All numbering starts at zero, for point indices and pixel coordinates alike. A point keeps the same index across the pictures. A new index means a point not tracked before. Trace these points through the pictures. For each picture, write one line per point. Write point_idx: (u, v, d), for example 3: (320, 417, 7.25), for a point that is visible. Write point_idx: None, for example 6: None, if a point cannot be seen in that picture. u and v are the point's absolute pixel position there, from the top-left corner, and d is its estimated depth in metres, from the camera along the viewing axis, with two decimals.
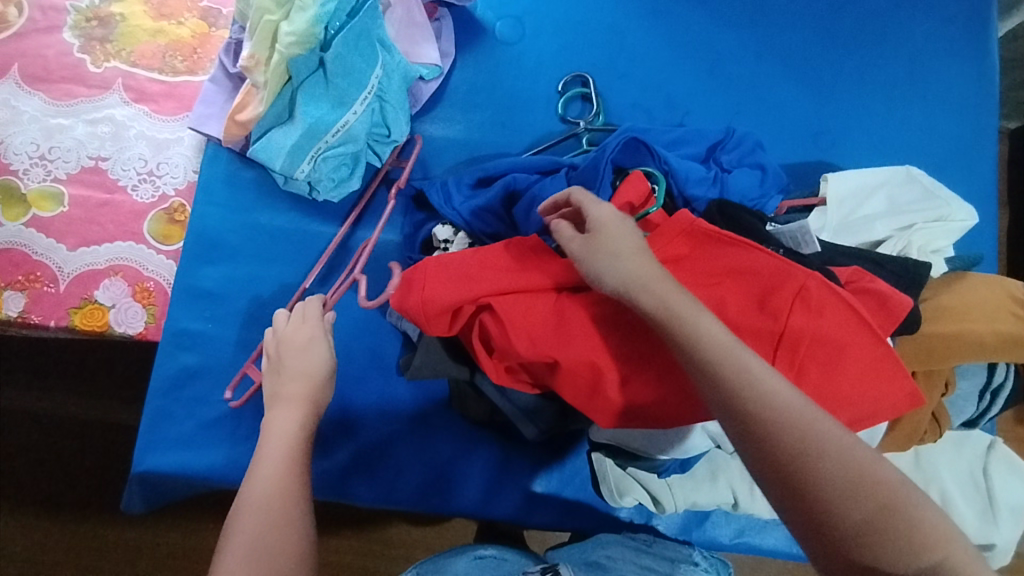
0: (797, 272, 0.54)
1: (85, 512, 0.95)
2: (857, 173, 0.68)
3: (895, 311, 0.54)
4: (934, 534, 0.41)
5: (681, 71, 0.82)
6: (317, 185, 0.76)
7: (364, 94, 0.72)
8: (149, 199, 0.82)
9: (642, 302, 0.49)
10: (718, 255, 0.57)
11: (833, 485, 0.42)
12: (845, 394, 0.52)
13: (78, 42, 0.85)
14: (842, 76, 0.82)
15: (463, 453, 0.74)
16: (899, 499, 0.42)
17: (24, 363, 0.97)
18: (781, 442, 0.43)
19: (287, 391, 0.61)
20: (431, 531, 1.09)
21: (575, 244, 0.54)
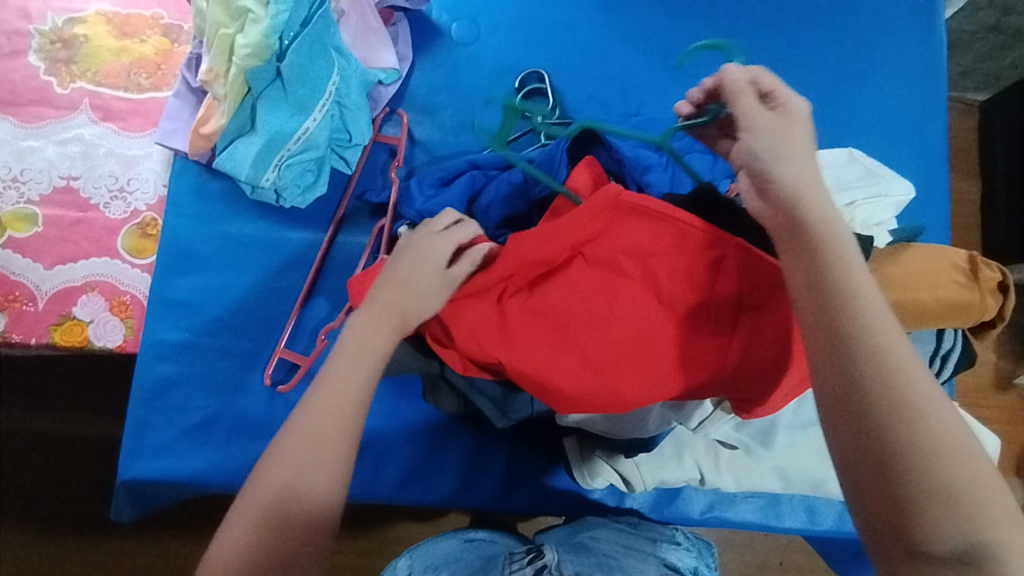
0: (719, 237, 0.58)
1: (83, 524, 0.97)
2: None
3: None
4: (999, 514, 0.41)
5: (634, 62, 0.84)
6: (284, 192, 0.78)
7: (321, 101, 0.74)
8: (122, 215, 0.84)
9: (806, 212, 0.48)
10: (641, 226, 0.59)
11: (918, 438, 0.41)
12: (771, 354, 0.56)
13: (44, 65, 0.87)
14: (792, 59, 0.84)
15: (439, 445, 0.77)
16: (976, 474, 0.41)
17: (13, 383, 0.99)
18: (880, 381, 0.43)
19: (384, 297, 0.57)
20: (426, 527, 1.11)
21: (755, 118, 0.52)
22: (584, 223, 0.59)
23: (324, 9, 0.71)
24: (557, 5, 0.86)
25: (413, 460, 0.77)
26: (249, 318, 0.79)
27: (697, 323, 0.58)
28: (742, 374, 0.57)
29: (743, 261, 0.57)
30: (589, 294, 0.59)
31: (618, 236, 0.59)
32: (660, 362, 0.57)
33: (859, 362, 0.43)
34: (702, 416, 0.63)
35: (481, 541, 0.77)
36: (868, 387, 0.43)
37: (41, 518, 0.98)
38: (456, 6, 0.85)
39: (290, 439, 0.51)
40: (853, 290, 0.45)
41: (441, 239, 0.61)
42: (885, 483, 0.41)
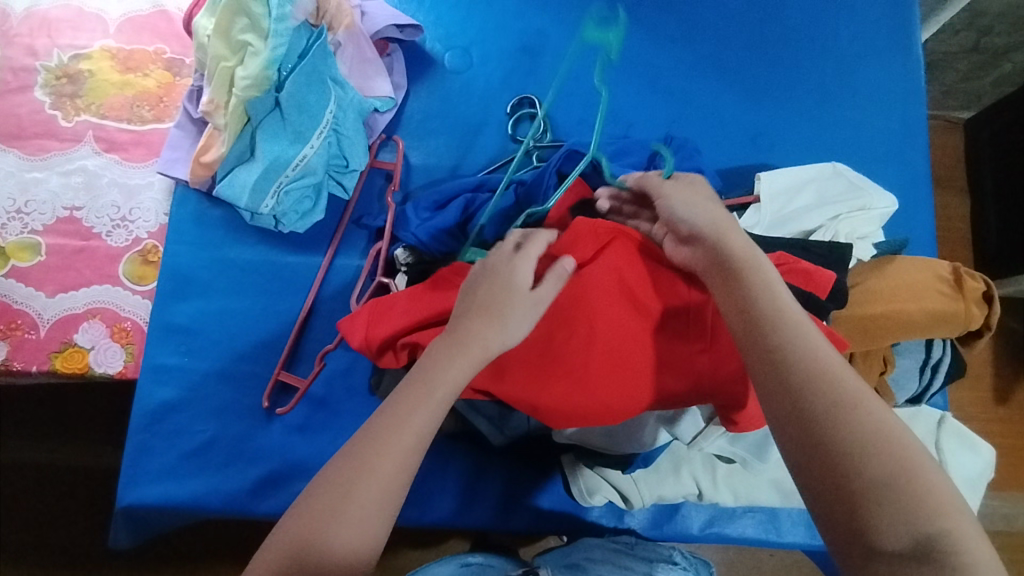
0: None
1: (81, 555, 0.97)
2: (785, 171, 0.72)
3: (821, 283, 0.58)
4: (948, 505, 0.41)
5: (623, 87, 0.87)
6: (282, 218, 0.80)
7: (319, 128, 0.75)
8: (124, 243, 0.85)
9: (730, 242, 0.54)
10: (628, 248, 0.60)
11: (856, 435, 0.43)
12: None
13: (50, 99, 0.89)
14: (775, 81, 0.87)
15: (438, 465, 0.77)
16: (917, 464, 0.42)
17: (12, 412, 0.99)
18: (814, 385, 0.45)
19: (466, 325, 0.53)
20: (425, 552, 1.11)
21: (666, 184, 0.60)
22: (577, 251, 0.61)
23: (322, 41, 0.74)
24: (546, 33, 0.89)
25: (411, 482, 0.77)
26: (248, 341, 0.80)
27: (675, 331, 0.57)
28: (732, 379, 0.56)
29: None
30: (569, 309, 0.59)
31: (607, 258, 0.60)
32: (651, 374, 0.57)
33: (787, 367, 0.46)
34: (697, 429, 0.63)
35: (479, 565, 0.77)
36: (803, 390, 0.45)
37: (38, 550, 0.97)
38: (449, 36, 0.88)
39: (323, 492, 0.46)
40: (777, 309, 0.49)
41: (523, 260, 0.57)
42: (833, 482, 0.43)
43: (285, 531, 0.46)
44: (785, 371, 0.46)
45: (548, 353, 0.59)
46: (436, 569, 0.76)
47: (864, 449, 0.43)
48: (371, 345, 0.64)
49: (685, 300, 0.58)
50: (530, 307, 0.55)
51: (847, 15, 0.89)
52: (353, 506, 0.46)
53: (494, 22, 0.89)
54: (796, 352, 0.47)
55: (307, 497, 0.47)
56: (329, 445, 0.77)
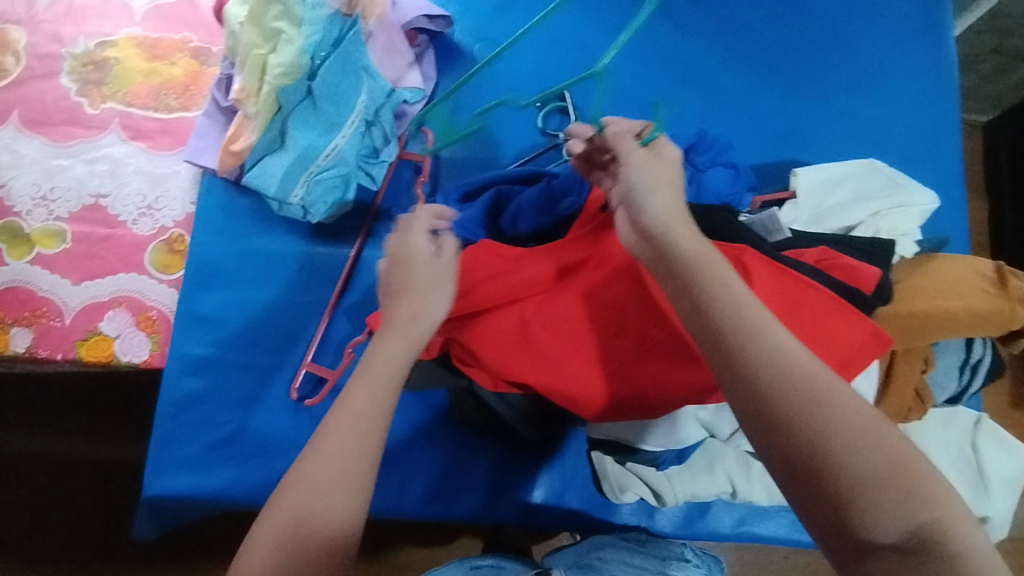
0: (732, 248, 0.59)
1: (101, 547, 0.96)
2: (822, 168, 0.71)
3: (864, 280, 0.58)
4: (934, 492, 0.40)
5: (654, 81, 0.86)
6: (311, 209, 0.79)
7: (351, 118, 0.75)
8: (149, 232, 0.85)
9: (676, 237, 0.50)
10: None
11: (838, 436, 0.41)
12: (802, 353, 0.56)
13: (75, 86, 0.89)
14: (807, 77, 0.86)
15: (465, 459, 0.76)
16: (901, 454, 0.41)
17: (32, 403, 0.99)
18: (785, 388, 0.42)
19: (397, 313, 0.54)
20: (437, 549, 1.10)
21: (636, 154, 0.55)
22: (616, 242, 0.62)
23: (356, 30, 0.74)
24: (576, 26, 0.88)
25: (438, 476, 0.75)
26: (276, 332, 0.79)
27: None
28: None
29: (762, 269, 0.58)
30: (604, 302, 0.61)
31: (644, 249, 0.61)
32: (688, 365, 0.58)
33: (757, 371, 0.43)
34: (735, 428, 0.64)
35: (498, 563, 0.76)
36: (778, 396, 0.42)
37: (60, 540, 0.97)
38: (479, 29, 0.88)
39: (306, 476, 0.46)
40: (738, 305, 0.46)
41: (420, 238, 0.57)
42: (820, 488, 0.41)
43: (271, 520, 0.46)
44: (759, 378, 0.43)
45: (585, 344, 0.61)
46: (447, 570, 0.75)
47: (852, 451, 0.41)
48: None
49: None
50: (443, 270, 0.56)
51: (881, 11, 0.88)
52: (325, 484, 0.46)
53: (524, 15, 0.89)
54: (761, 353, 0.44)
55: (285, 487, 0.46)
56: None
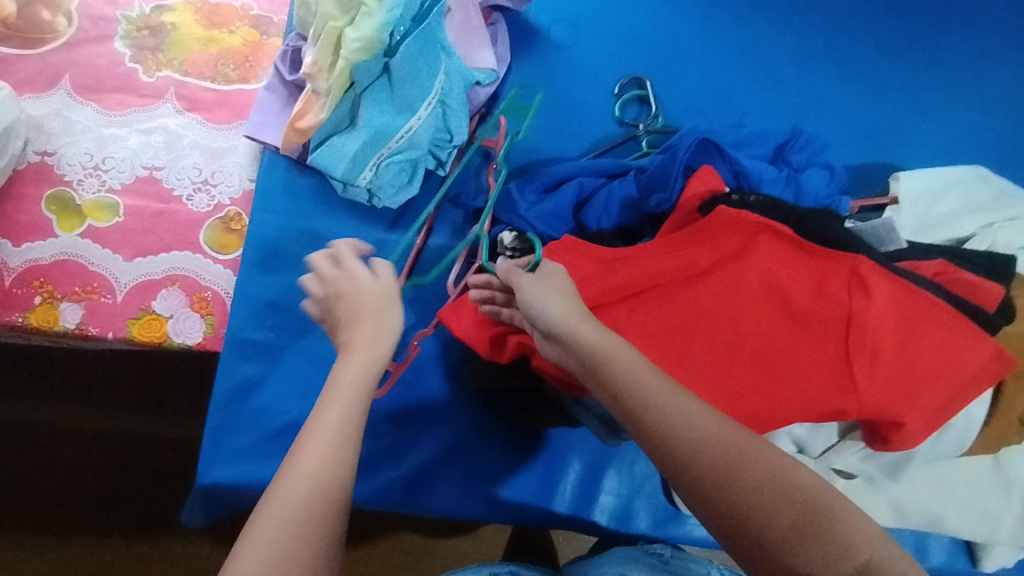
0: (843, 258, 0.56)
1: (149, 526, 0.96)
2: (928, 172, 0.67)
3: (987, 297, 0.55)
4: (857, 535, 0.44)
5: (738, 73, 0.82)
6: (378, 192, 0.75)
7: (428, 99, 0.71)
8: (205, 208, 0.81)
9: (580, 337, 0.50)
10: (775, 247, 0.57)
11: (761, 499, 0.44)
12: (921, 371, 0.53)
13: (130, 51, 0.85)
14: (900, 75, 0.81)
15: (533, 462, 0.72)
16: (819, 503, 0.44)
17: (81, 378, 0.97)
18: (707, 463, 0.44)
19: (354, 340, 0.51)
20: (465, 540, 1.03)
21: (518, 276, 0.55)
22: (720, 245, 0.57)
23: (439, 4, 0.69)
24: (657, 11, 0.84)
25: (502, 480, 0.72)
26: None
27: (827, 336, 0.54)
28: (894, 392, 0.52)
29: (875, 280, 0.54)
30: (711, 310, 0.55)
31: (752, 256, 0.56)
32: (807, 383, 0.53)
33: (682, 450, 0.45)
34: (829, 445, 0.60)
35: (526, 573, 0.74)
36: (705, 469, 0.44)
37: (108, 517, 0.96)
38: (556, 9, 0.84)
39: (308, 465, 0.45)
40: (646, 389, 0.47)
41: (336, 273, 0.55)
42: (759, 551, 0.43)
43: (269, 520, 0.43)
44: (682, 459, 0.45)
45: (691, 356, 0.55)
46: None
47: (769, 509, 0.44)
48: (477, 342, 0.63)
49: (843, 306, 0.54)
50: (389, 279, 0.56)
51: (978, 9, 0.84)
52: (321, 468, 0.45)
53: None
54: (682, 429, 0.46)
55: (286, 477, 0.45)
56: (417, 435, 0.72)
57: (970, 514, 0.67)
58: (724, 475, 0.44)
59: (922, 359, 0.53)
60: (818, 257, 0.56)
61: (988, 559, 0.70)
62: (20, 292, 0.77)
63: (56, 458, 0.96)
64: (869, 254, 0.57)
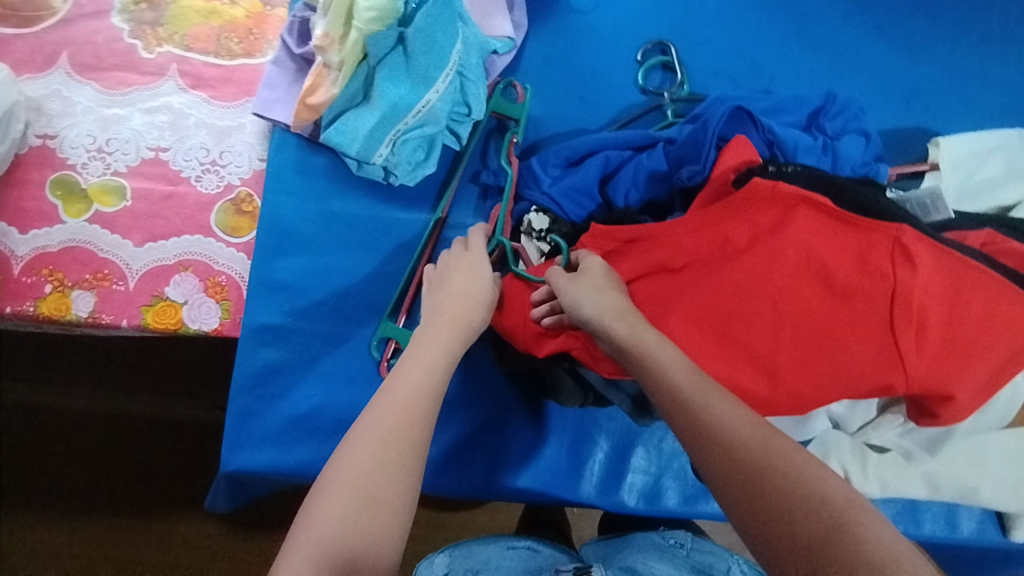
0: (886, 226, 0.53)
1: (175, 509, 0.96)
2: (970, 136, 0.65)
3: None
4: (887, 554, 0.39)
5: (765, 36, 0.78)
6: (395, 170, 0.73)
7: (445, 71, 0.67)
8: (215, 190, 0.78)
9: (616, 332, 0.52)
10: (816, 218, 0.54)
11: (777, 492, 0.42)
12: (969, 341, 0.51)
13: (128, 26, 0.81)
14: (935, 34, 0.78)
15: (559, 443, 0.71)
16: (846, 517, 0.40)
17: (101, 362, 0.96)
18: (728, 444, 0.45)
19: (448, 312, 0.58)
20: (482, 516, 1.03)
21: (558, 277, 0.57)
22: (758, 219, 0.55)
23: None
24: None
25: (531, 462, 0.70)
26: (356, 302, 0.74)
27: (871, 309, 0.52)
28: (942, 365, 0.51)
29: (920, 248, 0.52)
30: (748, 286, 0.53)
31: (792, 229, 0.54)
32: (851, 359, 0.52)
33: (703, 429, 0.46)
34: (866, 422, 0.59)
35: (544, 548, 0.74)
36: (728, 462, 0.44)
37: (135, 500, 0.96)
38: None
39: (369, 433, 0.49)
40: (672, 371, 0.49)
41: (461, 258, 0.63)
42: (772, 546, 0.41)
43: (332, 485, 0.46)
44: (705, 451, 0.45)
45: (728, 334, 0.53)
46: (481, 548, 0.72)
47: (794, 510, 0.41)
48: (519, 330, 0.62)
49: (888, 277, 0.52)
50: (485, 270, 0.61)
51: None
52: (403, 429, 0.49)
53: None
54: (709, 411, 0.46)
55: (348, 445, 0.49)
56: (443, 418, 0.71)
57: (1007, 486, 0.65)
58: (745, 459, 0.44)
59: (969, 328, 0.52)
60: (862, 227, 0.54)
61: (1019, 528, 0.68)
62: (30, 280, 0.75)
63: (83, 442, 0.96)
64: (916, 224, 0.55)
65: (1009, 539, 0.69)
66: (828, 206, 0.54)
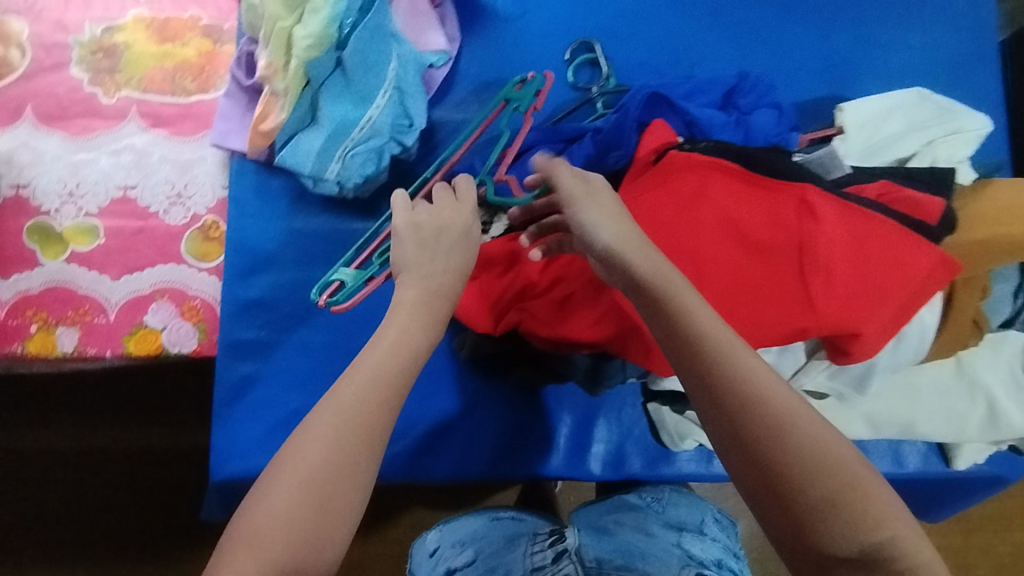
0: (795, 185, 0.58)
1: (174, 530, 1.00)
2: (869, 100, 0.70)
3: (929, 211, 0.58)
4: (883, 515, 0.44)
5: (683, 26, 0.84)
6: (346, 184, 0.76)
7: (383, 86, 0.73)
8: (182, 220, 0.83)
9: (634, 260, 0.53)
10: (728, 183, 0.59)
11: (801, 461, 0.45)
12: (876, 285, 0.55)
13: (87, 75, 0.86)
14: (839, 9, 0.84)
15: (525, 421, 0.76)
16: (856, 482, 0.45)
17: (91, 399, 1.00)
18: (756, 415, 0.46)
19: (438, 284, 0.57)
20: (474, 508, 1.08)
21: (573, 189, 0.59)
22: (674, 187, 0.59)
23: None
24: None
25: (501, 441, 0.75)
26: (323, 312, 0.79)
27: (782, 262, 0.56)
28: (850, 309, 0.55)
29: (824, 204, 0.57)
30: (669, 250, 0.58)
31: (711, 193, 0.58)
32: (767, 309, 0.56)
33: (729, 398, 0.47)
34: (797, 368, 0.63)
35: (527, 518, 0.78)
36: (753, 432, 0.46)
37: (136, 528, 0.99)
38: None
39: (342, 398, 0.48)
40: (697, 337, 0.49)
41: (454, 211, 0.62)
42: (779, 506, 0.45)
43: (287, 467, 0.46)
44: (728, 413, 0.47)
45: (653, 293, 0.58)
46: (465, 521, 0.76)
47: (809, 475, 0.45)
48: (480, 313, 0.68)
49: (795, 232, 0.56)
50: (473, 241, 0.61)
51: None
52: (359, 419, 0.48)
53: None
54: (733, 377, 0.47)
55: (319, 416, 0.48)
56: (415, 409, 0.75)
57: (938, 417, 0.71)
58: (768, 429, 0.46)
59: (874, 273, 0.56)
60: (772, 188, 0.58)
61: (960, 457, 0.74)
62: (16, 322, 0.79)
63: (79, 477, 0.99)
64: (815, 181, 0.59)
65: (951, 468, 0.75)
66: (737, 171, 0.59)
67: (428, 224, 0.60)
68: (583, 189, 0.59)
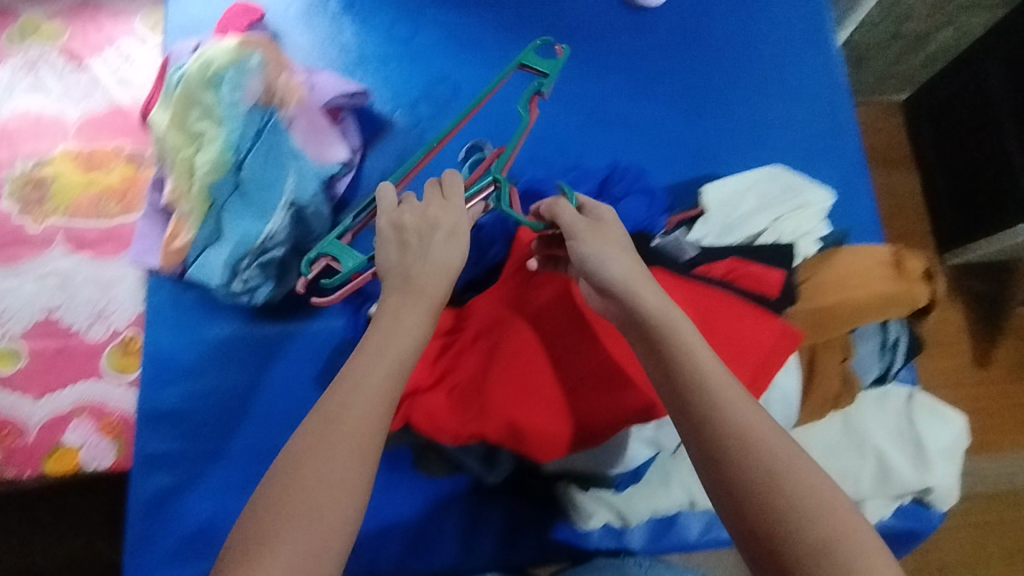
0: (647, 276, 0.68)
1: None
2: (731, 179, 0.76)
3: (769, 285, 0.68)
4: (869, 563, 0.48)
5: (567, 120, 0.90)
6: (257, 291, 0.82)
7: (281, 200, 0.79)
8: (104, 336, 0.87)
9: (639, 292, 0.62)
10: (588, 280, 0.68)
11: (789, 503, 0.50)
12: (726, 359, 0.63)
13: (18, 207, 0.92)
14: (708, 97, 0.92)
15: (434, 517, 0.74)
16: (840, 531, 0.49)
17: (21, 519, 1.00)
18: (751, 455, 0.53)
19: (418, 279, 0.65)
20: None
21: (580, 223, 0.67)
22: None
23: (274, 119, 0.79)
24: (488, 80, 0.93)
25: (411, 538, 0.74)
26: (235, 416, 0.81)
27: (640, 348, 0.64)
28: None
29: (671, 291, 0.66)
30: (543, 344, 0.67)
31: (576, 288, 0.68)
32: None
33: (720, 438, 0.54)
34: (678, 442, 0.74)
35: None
36: (739, 472, 0.52)
37: None
38: (398, 95, 0.92)
39: (344, 435, 0.55)
40: (699, 383, 0.56)
41: (445, 207, 0.70)
42: (768, 545, 0.50)
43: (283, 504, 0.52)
44: (719, 456, 0.53)
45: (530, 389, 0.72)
46: None
47: (793, 518, 0.50)
48: None
49: None
50: (462, 240, 0.68)
51: (766, 27, 0.95)
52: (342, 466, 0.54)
53: (437, 76, 0.93)
54: (728, 422, 0.54)
55: (321, 457, 0.54)
56: None
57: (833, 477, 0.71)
58: (761, 472, 0.52)
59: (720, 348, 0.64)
60: None
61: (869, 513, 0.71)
62: None
63: None
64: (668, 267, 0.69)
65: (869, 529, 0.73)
66: None
67: (410, 225, 0.68)
68: (589, 223, 0.68)
